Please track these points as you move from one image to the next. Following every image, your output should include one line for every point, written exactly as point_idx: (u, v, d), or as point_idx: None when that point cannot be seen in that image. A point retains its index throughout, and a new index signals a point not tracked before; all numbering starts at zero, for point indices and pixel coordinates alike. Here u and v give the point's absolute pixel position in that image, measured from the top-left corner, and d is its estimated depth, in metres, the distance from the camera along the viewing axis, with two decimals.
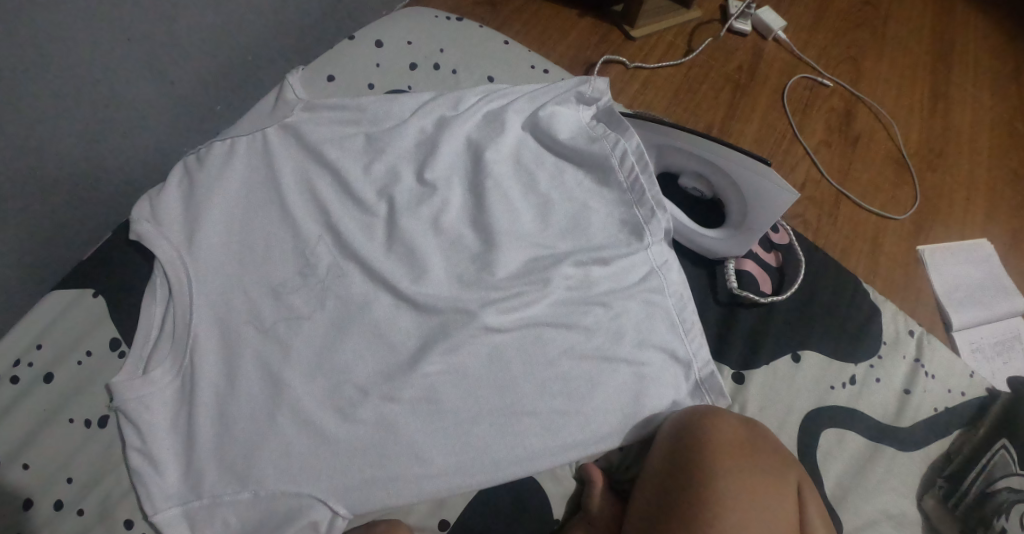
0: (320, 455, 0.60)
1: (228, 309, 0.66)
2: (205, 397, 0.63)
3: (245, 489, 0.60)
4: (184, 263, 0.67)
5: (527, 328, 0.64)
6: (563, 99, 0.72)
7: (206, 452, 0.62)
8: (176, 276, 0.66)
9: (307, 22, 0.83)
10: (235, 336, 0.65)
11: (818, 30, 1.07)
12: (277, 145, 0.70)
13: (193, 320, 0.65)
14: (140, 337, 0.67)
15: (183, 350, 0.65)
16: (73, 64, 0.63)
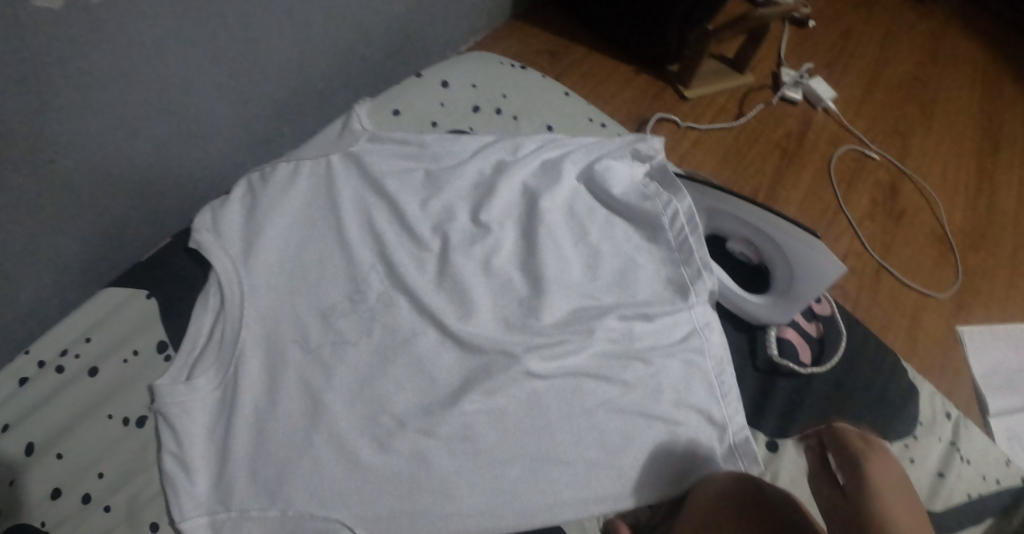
0: (353, 481, 0.61)
1: (275, 326, 0.67)
2: (245, 411, 0.64)
3: (273, 506, 0.61)
4: (240, 277, 0.69)
5: (568, 377, 0.65)
6: (618, 155, 0.75)
7: (239, 466, 0.63)
8: (231, 288, 0.69)
9: (376, 55, 0.88)
10: (279, 353, 0.66)
11: (867, 102, 1.08)
12: (340, 172, 0.73)
13: (241, 332, 0.67)
14: (187, 341, 0.69)
15: (229, 361, 0.67)
16: (160, 80, 0.66)
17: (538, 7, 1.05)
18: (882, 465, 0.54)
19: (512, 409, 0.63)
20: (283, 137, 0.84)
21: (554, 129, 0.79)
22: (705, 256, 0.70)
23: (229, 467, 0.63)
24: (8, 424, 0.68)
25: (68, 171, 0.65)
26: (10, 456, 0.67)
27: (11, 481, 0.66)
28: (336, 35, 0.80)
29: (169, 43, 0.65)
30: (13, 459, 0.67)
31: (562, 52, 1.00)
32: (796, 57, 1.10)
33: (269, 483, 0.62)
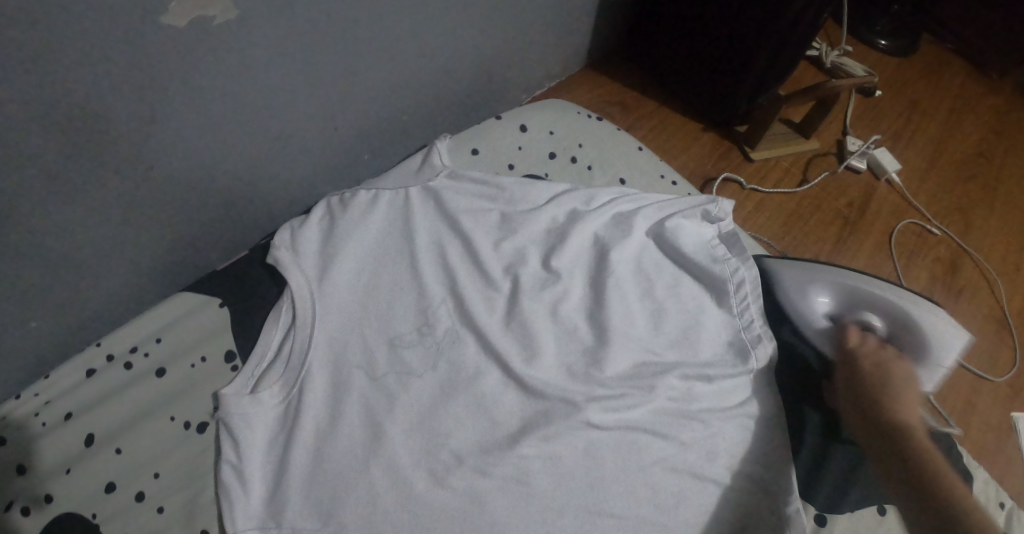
0: (404, 510, 0.62)
1: (343, 348, 0.69)
2: (305, 429, 0.66)
3: (325, 527, 0.61)
4: (313, 298, 0.71)
5: (625, 431, 0.66)
6: (689, 214, 0.77)
7: (295, 484, 0.64)
8: (304, 308, 0.70)
9: (458, 94, 0.91)
10: (344, 376, 0.68)
11: (930, 176, 1.08)
12: (418, 205, 0.76)
13: (310, 352, 0.69)
14: (256, 355, 0.70)
15: (294, 379, 0.68)
16: (262, 100, 0.70)
17: (613, 59, 1.11)
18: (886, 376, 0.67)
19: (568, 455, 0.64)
20: (362, 164, 0.87)
21: (626, 182, 0.82)
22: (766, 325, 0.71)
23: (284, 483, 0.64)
24: (72, 412, 0.70)
25: (163, 178, 0.68)
26: (71, 444, 0.68)
27: (68, 470, 0.67)
28: (422, 72, 0.83)
29: (272, 67, 0.68)
30: (73, 448, 0.68)
31: (633, 104, 1.06)
32: (862, 126, 1.11)
33: (323, 504, 0.62)
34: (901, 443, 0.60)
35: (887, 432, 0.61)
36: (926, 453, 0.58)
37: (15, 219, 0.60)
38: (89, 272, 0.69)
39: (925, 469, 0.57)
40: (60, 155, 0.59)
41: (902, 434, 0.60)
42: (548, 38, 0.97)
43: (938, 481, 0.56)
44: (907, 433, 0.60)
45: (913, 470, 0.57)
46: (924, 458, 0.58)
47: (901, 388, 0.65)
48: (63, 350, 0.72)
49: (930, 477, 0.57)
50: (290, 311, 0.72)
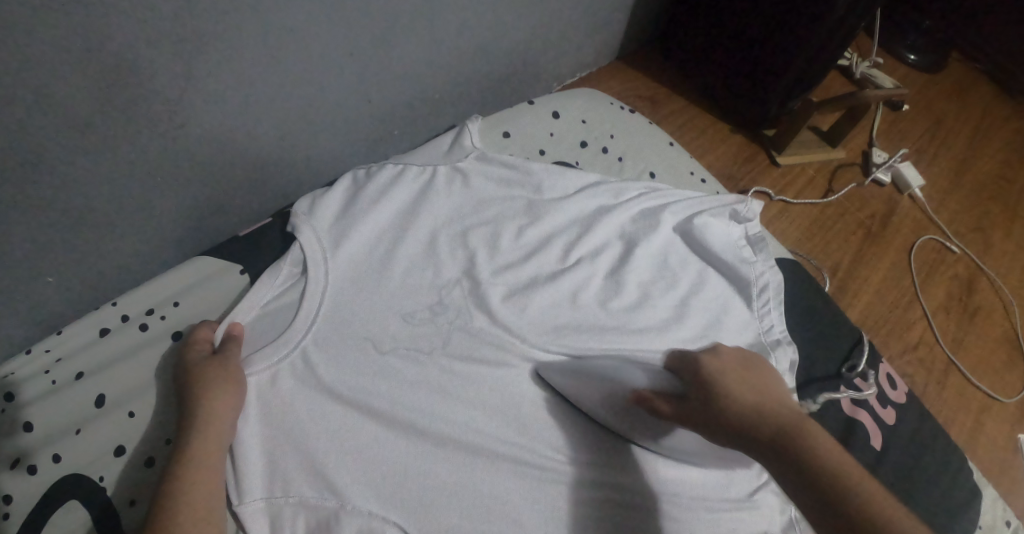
0: (414, 486, 0.61)
1: (351, 319, 0.67)
2: (312, 398, 0.63)
3: (333, 498, 0.60)
4: (324, 266, 0.68)
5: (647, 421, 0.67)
6: (719, 212, 0.77)
7: (301, 455, 0.61)
8: (314, 275, 0.67)
9: (489, 78, 0.91)
10: (354, 348, 0.66)
11: (951, 194, 1.07)
12: (443, 184, 0.74)
13: (316, 321, 0.66)
14: (256, 321, 0.67)
15: (294, 349, 0.65)
16: (297, 64, 0.68)
17: (644, 52, 1.11)
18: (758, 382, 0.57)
19: (577, 434, 0.65)
20: (390, 140, 0.86)
21: (656, 177, 0.82)
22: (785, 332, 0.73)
23: (286, 452, 0.62)
24: (83, 372, 0.68)
25: (191, 137, 0.66)
26: (81, 404, 0.67)
27: (77, 430, 0.66)
28: (455, 49, 0.82)
29: (307, 30, 0.66)
30: (84, 408, 0.67)
31: (663, 100, 1.06)
32: (888, 140, 1.11)
33: (331, 474, 0.61)
34: (799, 445, 0.49)
35: (779, 441, 0.50)
36: (835, 462, 0.48)
37: (39, 165, 0.58)
38: (110, 228, 0.67)
39: (807, 467, 0.48)
40: (89, 103, 0.58)
41: (795, 446, 0.50)
42: (583, 26, 0.96)
43: (870, 506, 0.45)
44: (791, 433, 0.51)
45: (812, 485, 0.47)
46: (874, 503, 0.45)
47: (755, 391, 0.55)
48: (77, 307, 0.71)
49: (821, 485, 0.47)
50: (296, 281, 0.68)
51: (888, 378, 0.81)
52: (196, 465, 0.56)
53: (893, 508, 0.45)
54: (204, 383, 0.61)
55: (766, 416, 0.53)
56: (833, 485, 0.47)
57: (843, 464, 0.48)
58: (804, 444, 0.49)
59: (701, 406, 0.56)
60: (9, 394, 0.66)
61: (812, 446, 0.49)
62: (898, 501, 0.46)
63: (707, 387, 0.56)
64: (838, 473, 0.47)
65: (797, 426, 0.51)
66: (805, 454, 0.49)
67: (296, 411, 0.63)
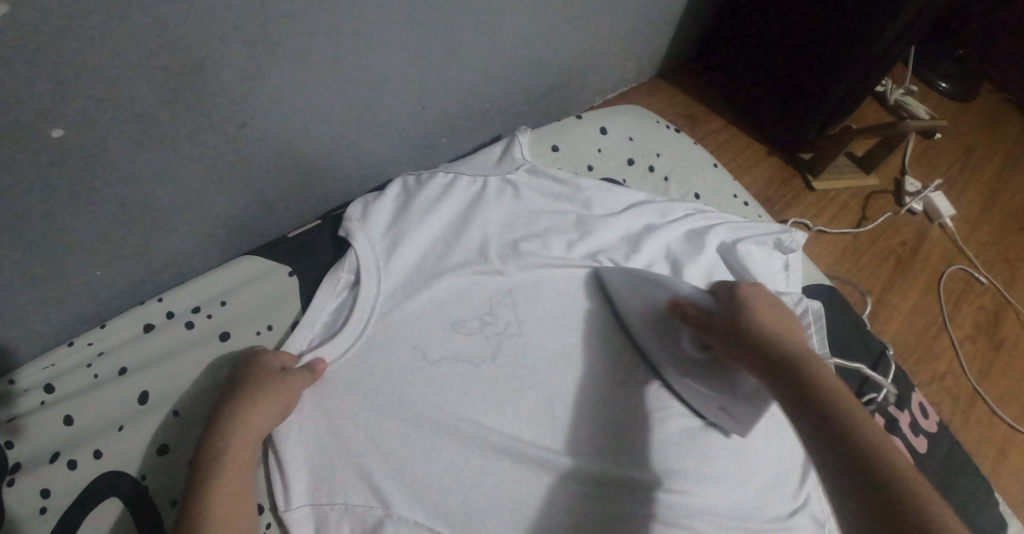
0: (460, 496, 0.61)
1: (400, 327, 0.66)
2: (360, 405, 0.63)
3: (379, 506, 0.60)
4: (378, 274, 0.68)
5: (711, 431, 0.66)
6: (762, 240, 0.78)
7: (348, 460, 0.61)
8: (367, 284, 0.67)
9: (539, 91, 0.91)
10: (405, 356, 0.65)
11: (980, 225, 1.08)
12: (494, 194, 0.74)
13: (367, 329, 0.65)
14: (313, 331, 0.67)
15: (342, 359, 0.64)
16: (359, 69, 0.69)
17: (685, 70, 1.11)
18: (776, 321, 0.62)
19: None
20: (437, 148, 0.86)
21: (701, 199, 0.83)
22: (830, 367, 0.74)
23: (333, 459, 0.61)
24: (127, 368, 0.68)
25: (251, 137, 0.66)
26: (125, 401, 0.66)
27: (121, 427, 0.65)
28: (508, 60, 0.83)
29: (369, 35, 0.66)
30: (127, 405, 0.66)
31: (702, 119, 1.07)
32: (919, 168, 1.11)
33: (379, 483, 0.60)
34: (812, 372, 0.54)
35: (793, 367, 0.55)
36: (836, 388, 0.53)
37: (103, 159, 0.58)
38: (163, 224, 0.67)
39: (812, 386, 0.53)
40: (157, 99, 0.58)
41: (803, 371, 0.55)
42: (629, 42, 0.96)
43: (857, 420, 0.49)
44: (803, 359, 0.56)
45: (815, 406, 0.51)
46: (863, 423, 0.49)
47: (770, 323, 0.61)
48: (122, 302, 0.70)
49: (824, 400, 0.51)
50: (350, 290, 0.68)
51: (920, 407, 0.82)
52: (227, 475, 0.55)
53: (889, 444, 0.48)
54: (248, 386, 0.59)
55: (789, 346, 0.58)
56: (828, 402, 0.51)
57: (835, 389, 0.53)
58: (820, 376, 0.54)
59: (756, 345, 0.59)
60: (49, 385, 0.66)
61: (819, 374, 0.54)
62: (889, 440, 0.48)
63: (733, 313, 0.63)
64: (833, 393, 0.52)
65: (813, 365, 0.55)
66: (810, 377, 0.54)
67: (346, 420, 0.62)
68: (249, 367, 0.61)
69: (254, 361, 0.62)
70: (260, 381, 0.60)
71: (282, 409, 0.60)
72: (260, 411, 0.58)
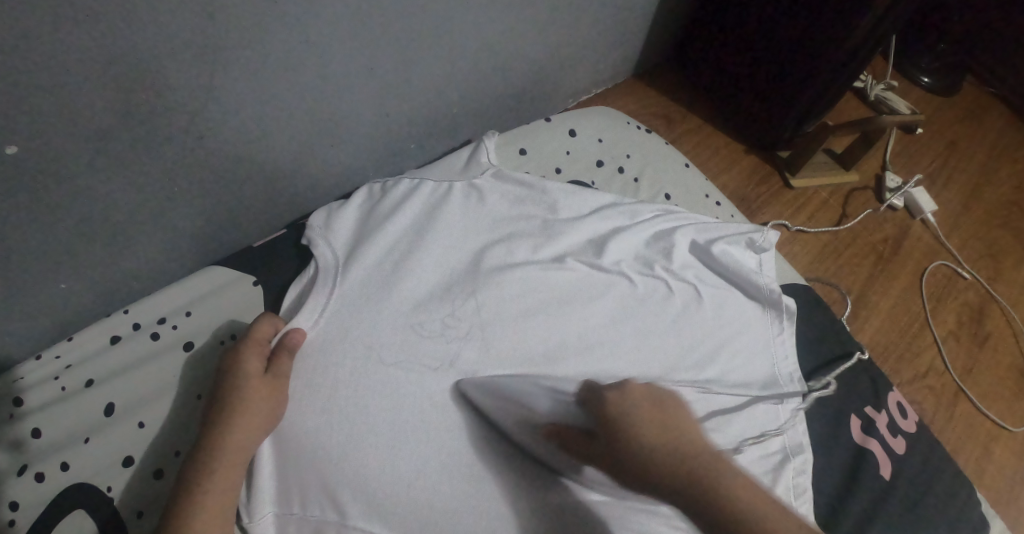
0: (418, 505, 0.60)
1: (356, 324, 0.66)
2: (323, 407, 0.62)
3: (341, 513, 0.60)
4: (334, 283, 0.68)
5: None
6: (734, 240, 0.77)
7: (309, 468, 0.61)
8: (321, 291, 0.67)
9: (508, 95, 0.91)
10: (360, 362, 0.64)
11: (964, 220, 1.07)
12: (458, 199, 0.74)
13: (327, 327, 0.66)
14: None
15: (299, 366, 0.64)
16: (319, 79, 0.68)
17: (662, 70, 1.11)
18: (683, 424, 0.54)
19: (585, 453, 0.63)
20: (405, 154, 0.86)
21: (671, 199, 0.82)
22: (796, 369, 0.75)
23: (294, 466, 0.62)
24: (93, 380, 0.68)
25: (211, 149, 0.66)
26: (91, 413, 0.67)
27: (86, 439, 0.65)
28: (475, 66, 0.82)
29: (328, 44, 0.66)
30: (92, 417, 0.66)
31: (678, 119, 1.06)
32: (900, 164, 1.10)
33: (335, 492, 0.60)
34: (640, 450, 0.52)
35: (608, 433, 0.55)
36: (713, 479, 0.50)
37: (57, 173, 0.58)
38: (125, 237, 0.67)
39: (663, 478, 0.51)
40: (110, 114, 0.58)
41: (626, 438, 0.53)
42: (600, 44, 0.96)
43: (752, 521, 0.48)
44: (697, 480, 0.50)
45: (689, 508, 0.50)
46: (759, 508, 0.49)
47: (644, 432, 0.53)
48: (88, 315, 0.70)
49: (704, 504, 0.50)
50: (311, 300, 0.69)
51: (899, 406, 0.81)
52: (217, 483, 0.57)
53: None
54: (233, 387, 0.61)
55: (681, 460, 0.51)
56: (707, 498, 0.50)
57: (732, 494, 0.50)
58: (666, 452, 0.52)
59: (604, 449, 0.55)
60: (18, 398, 0.66)
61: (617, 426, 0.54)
62: None
63: (611, 431, 0.54)
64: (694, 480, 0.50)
65: (642, 432, 0.53)
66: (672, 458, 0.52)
67: (307, 428, 0.62)
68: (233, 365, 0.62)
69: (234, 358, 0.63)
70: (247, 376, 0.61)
71: (270, 415, 0.61)
72: (251, 419, 0.60)
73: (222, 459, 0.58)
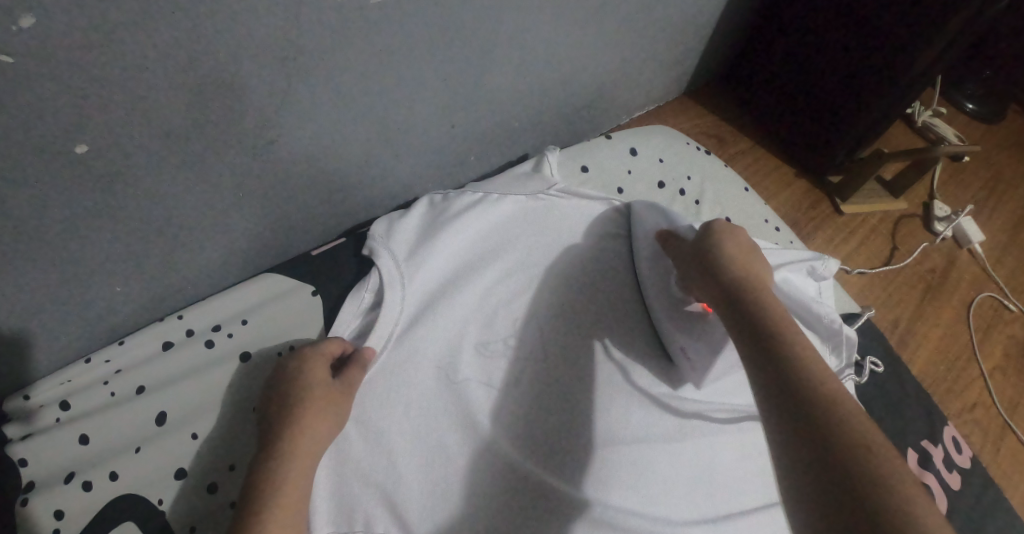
0: (481, 521, 0.59)
1: (423, 348, 0.64)
2: (389, 431, 0.61)
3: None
4: (400, 300, 0.65)
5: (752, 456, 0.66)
6: (797, 267, 0.76)
7: (371, 489, 0.59)
8: (389, 307, 0.64)
9: (567, 109, 0.90)
10: (425, 385, 0.63)
11: (1011, 252, 1.06)
12: (521, 218, 0.72)
13: (388, 345, 0.63)
14: None
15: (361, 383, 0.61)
16: (390, 88, 0.67)
17: (711, 90, 1.10)
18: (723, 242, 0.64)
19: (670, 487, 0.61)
20: (463, 167, 0.84)
21: (733, 223, 0.81)
22: (854, 399, 0.74)
23: (362, 489, 0.59)
24: (144, 386, 0.66)
25: (279, 154, 0.65)
26: (142, 421, 0.65)
27: (137, 448, 0.63)
28: (537, 80, 0.81)
29: (405, 52, 0.65)
30: (144, 425, 0.65)
31: (730, 139, 1.05)
32: (947, 193, 1.10)
33: (401, 509, 0.58)
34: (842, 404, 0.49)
35: (740, 298, 0.58)
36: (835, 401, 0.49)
37: (128, 175, 0.57)
38: (184, 241, 0.66)
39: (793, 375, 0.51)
40: (184, 117, 0.56)
41: (756, 305, 0.57)
42: (657, 62, 0.95)
43: (865, 464, 0.45)
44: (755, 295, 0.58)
45: (808, 418, 0.48)
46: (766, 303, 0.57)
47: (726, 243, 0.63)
48: (142, 318, 0.69)
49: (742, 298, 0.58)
50: (375, 308, 0.66)
51: (954, 441, 0.79)
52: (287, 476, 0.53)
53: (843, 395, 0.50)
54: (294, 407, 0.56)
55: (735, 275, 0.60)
56: (837, 426, 0.47)
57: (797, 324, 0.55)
58: (795, 341, 0.53)
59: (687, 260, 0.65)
60: (65, 402, 0.65)
61: (760, 308, 0.56)
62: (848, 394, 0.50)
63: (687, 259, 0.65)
64: (755, 312, 0.56)
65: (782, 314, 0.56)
66: (826, 381, 0.50)
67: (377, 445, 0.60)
68: (295, 381, 0.58)
69: (302, 367, 0.59)
70: (310, 390, 0.57)
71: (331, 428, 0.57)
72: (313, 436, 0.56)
73: (280, 487, 0.52)
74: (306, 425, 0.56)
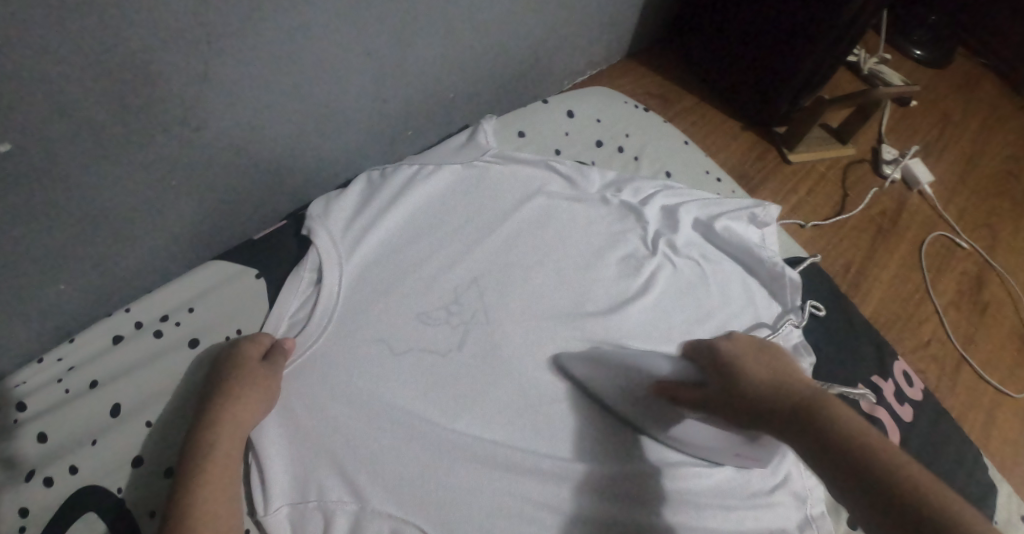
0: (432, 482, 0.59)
1: (363, 319, 0.65)
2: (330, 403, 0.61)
3: (354, 500, 0.58)
4: (340, 274, 0.66)
5: None
6: (736, 216, 0.77)
7: (319, 456, 0.59)
8: (329, 282, 0.66)
9: (504, 77, 0.90)
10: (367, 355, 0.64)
11: (961, 191, 1.08)
12: (456, 187, 0.73)
13: (332, 319, 0.65)
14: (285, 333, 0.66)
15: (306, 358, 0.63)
16: (315, 67, 0.67)
17: (652, 50, 1.11)
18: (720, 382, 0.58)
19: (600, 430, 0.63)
20: (400, 141, 0.85)
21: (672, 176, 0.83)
22: (801, 341, 0.73)
23: (309, 460, 0.59)
24: (97, 381, 0.67)
25: (207, 140, 0.65)
26: (97, 414, 0.66)
27: (94, 441, 0.64)
28: (470, 49, 0.81)
29: (325, 30, 0.65)
30: (99, 418, 0.65)
31: (675, 97, 1.06)
32: (896, 136, 1.11)
33: (352, 474, 0.59)
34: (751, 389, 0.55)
35: (737, 398, 0.55)
36: (832, 418, 0.49)
37: (53, 170, 0.57)
38: (120, 235, 0.66)
39: (835, 448, 0.47)
40: (104, 109, 0.56)
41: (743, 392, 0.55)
42: (594, 24, 0.95)
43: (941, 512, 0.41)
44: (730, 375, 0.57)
45: (856, 483, 0.45)
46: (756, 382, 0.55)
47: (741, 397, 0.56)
48: (90, 313, 0.69)
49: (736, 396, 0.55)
50: (315, 287, 0.67)
51: (905, 375, 0.81)
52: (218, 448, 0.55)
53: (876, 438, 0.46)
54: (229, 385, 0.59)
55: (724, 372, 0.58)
56: (890, 483, 0.44)
57: (764, 381, 0.55)
58: (819, 410, 0.50)
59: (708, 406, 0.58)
60: (21, 403, 0.65)
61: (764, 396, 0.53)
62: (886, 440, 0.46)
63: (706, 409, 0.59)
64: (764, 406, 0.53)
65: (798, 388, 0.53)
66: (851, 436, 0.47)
67: (319, 415, 0.61)
68: (234, 363, 0.60)
69: (237, 349, 0.62)
70: (245, 371, 0.59)
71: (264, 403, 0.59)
72: (244, 410, 0.58)
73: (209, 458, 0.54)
74: (235, 400, 0.58)
